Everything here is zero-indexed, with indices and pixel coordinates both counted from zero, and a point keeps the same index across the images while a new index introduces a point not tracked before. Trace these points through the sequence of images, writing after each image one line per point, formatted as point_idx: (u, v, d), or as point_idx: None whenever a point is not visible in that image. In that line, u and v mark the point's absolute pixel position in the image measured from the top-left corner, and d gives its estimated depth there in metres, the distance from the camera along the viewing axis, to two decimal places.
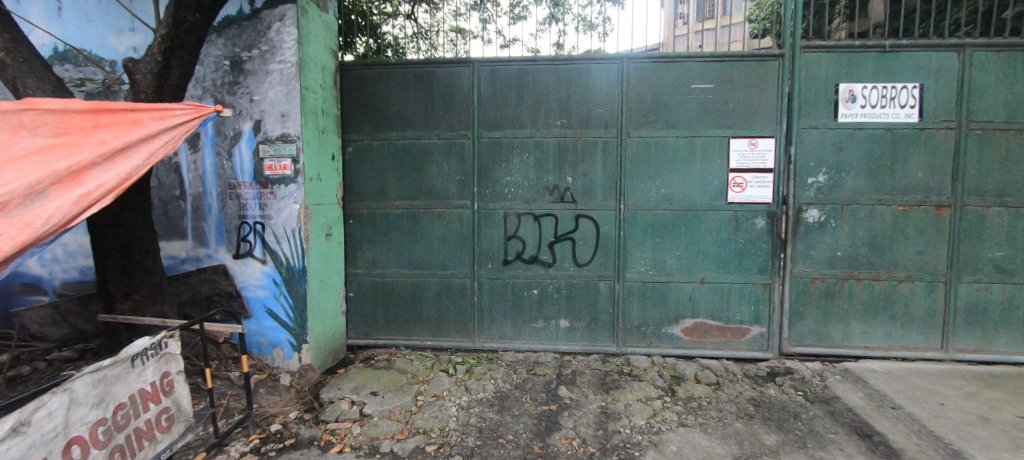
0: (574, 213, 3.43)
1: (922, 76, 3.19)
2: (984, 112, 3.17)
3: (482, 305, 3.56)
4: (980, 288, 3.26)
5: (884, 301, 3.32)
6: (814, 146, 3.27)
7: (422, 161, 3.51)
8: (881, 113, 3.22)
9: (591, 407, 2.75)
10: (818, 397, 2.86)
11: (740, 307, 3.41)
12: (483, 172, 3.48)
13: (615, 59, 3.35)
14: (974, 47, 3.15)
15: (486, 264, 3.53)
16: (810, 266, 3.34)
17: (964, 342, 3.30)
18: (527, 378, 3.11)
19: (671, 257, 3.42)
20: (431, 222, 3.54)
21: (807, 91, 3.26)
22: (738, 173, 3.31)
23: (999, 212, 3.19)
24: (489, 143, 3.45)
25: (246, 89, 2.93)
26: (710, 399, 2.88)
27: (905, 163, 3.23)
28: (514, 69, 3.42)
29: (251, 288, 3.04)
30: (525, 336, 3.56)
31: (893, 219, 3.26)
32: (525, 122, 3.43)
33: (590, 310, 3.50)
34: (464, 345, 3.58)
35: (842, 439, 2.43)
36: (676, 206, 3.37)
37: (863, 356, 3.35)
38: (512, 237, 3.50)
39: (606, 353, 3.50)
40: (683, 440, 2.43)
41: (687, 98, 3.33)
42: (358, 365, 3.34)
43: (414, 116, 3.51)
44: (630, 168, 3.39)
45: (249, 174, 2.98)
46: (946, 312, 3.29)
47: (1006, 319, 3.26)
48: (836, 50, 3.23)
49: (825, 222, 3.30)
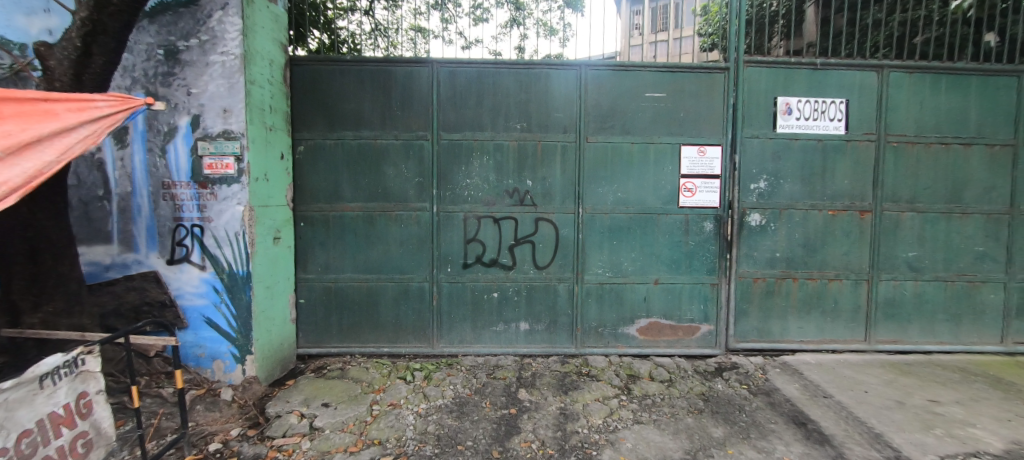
0: (534, 216, 3.46)
1: (848, 93, 3.50)
2: (899, 127, 3.52)
3: (442, 309, 3.50)
4: (896, 284, 3.61)
5: (816, 298, 3.61)
6: (757, 154, 3.49)
7: (379, 162, 3.41)
8: (813, 125, 3.50)
9: (550, 408, 2.78)
10: (760, 389, 3.05)
11: (690, 306, 3.57)
12: (443, 174, 3.43)
13: (574, 66, 3.41)
14: (891, 68, 3.49)
15: (445, 268, 3.48)
16: (752, 266, 3.56)
17: (883, 334, 3.65)
18: (487, 382, 3.09)
19: (627, 259, 3.53)
20: (388, 225, 3.44)
21: (749, 103, 3.48)
22: (688, 178, 3.48)
23: (911, 217, 3.56)
24: (449, 145, 3.41)
25: (182, 81, 2.71)
26: (663, 395, 2.99)
27: (834, 171, 3.53)
28: (474, 71, 3.40)
29: (187, 296, 2.80)
30: (485, 339, 3.53)
31: (824, 223, 3.55)
32: (485, 125, 3.42)
33: (550, 312, 3.54)
34: (423, 350, 3.50)
35: (781, 428, 2.60)
36: (631, 209, 3.49)
37: (798, 349, 3.62)
38: (472, 240, 3.46)
39: (565, 355, 3.54)
40: (638, 437, 2.50)
41: (641, 106, 3.45)
42: (309, 375, 3.17)
43: (371, 116, 3.40)
44: (588, 172, 3.46)
45: (185, 173, 2.75)
46: (869, 307, 3.62)
47: (917, 312, 3.63)
48: (775, 66, 3.48)
49: (766, 225, 3.54)
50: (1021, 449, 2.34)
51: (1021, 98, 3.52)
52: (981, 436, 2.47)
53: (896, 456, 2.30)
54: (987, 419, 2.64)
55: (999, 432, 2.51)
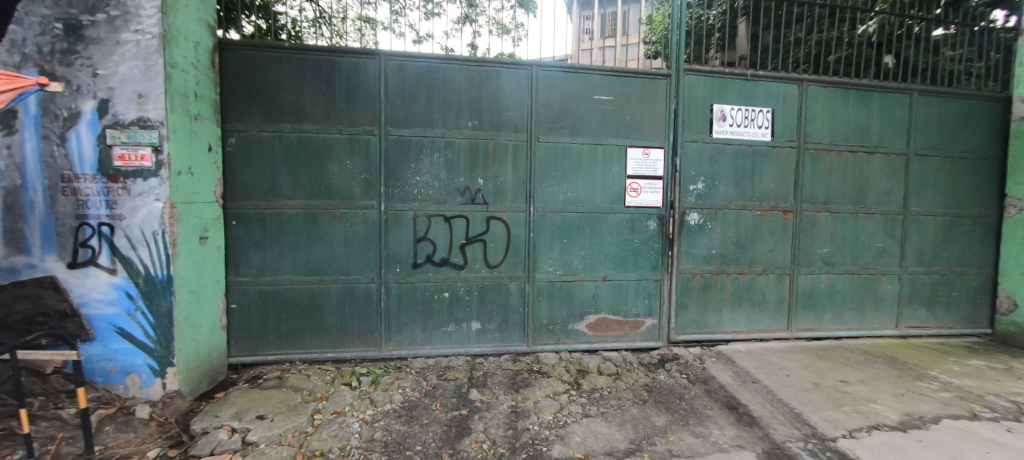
0: (485, 215, 3.44)
1: (773, 103, 3.82)
2: (816, 135, 3.90)
3: (391, 311, 3.38)
4: (814, 278, 4.00)
5: (747, 292, 3.90)
6: (695, 157, 3.71)
7: (322, 157, 3.22)
8: (744, 131, 3.78)
9: (501, 407, 2.78)
10: (698, 378, 3.25)
11: (636, 301, 3.73)
12: (391, 171, 3.31)
13: (526, 66, 3.43)
14: (810, 81, 3.85)
15: (393, 268, 3.36)
16: (691, 263, 3.79)
17: (803, 322, 4.02)
18: (437, 384, 3.02)
19: (576, 257, 3.61)
20: (332, 223, 3.27)
21: (689, 110, 3.69)
22: (634, 179, 3.62)
23: (825, 217, 3.96)
24: (398, 141, 3.30)
25: (87, 61, 2.39)
26: (610, 388, 3.10)
27: (762, 174, 3.84)
28: (424, 65, 3.31)
29: (94, 304, 2.48)
30: (436, 341, 3.46)
31: (753, 222, 3.85)
32: (436, 121, 3.35)
33: (501, 311, 3.54)
34: (370, 354, 3.36)
35: (716, 413, 2.79)
36: (581, 209, 3.57)
37: (731, 339, 3.90)
38: (422, 239, 3.38)
39: (516, 353, 3.56)
40: (586, 430, 2.57)
41: (590, 108, 3.54)
42: (242, 386, 2.94)
43: (312, 108, 3.20)
44: (539, 171, 3.50)
45: (91, 165, 2.44)
46: (791, 299, 3.97)
47: (830, 302, 4.04)
48: (712, 75, 3.72)
49: (703, 224, 3.77)
50: (911, 419, 2.69)
51: (913, 113, 4.02)
52: (880, 410, 2.80)
53: (813, 433, 2.55)
54: (885, 395, 2.99)
55: (894, 405, 2.86)
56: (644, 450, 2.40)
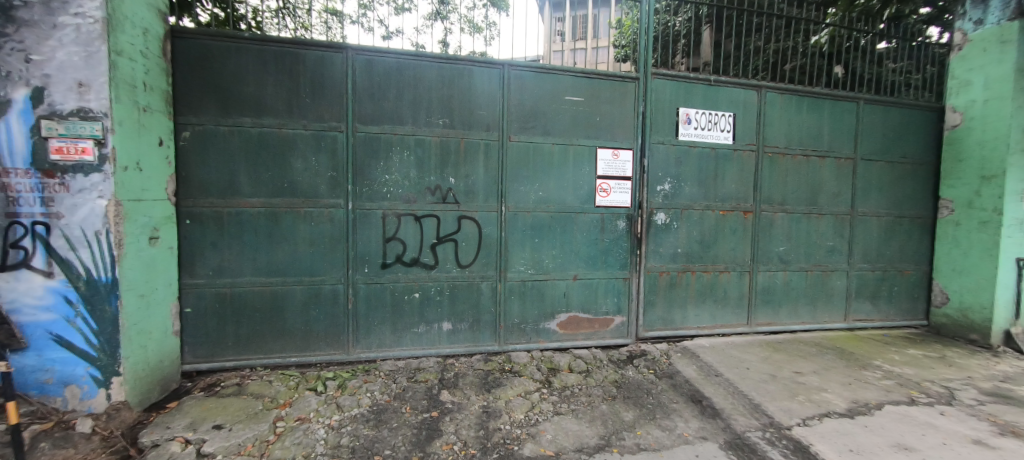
0: (456, 214, 3.41)
1: (735, 107, 3.98)
2: (774, 139, 4.10)
3: (359, 313, 3.29)
4: (771, 275, 4.20)
5: (710, 289, 4.06)
6: (662, 159, 3.82)
7: (285, 154, 3.10)
8: (708, 134, 3.92)
9: (473, 408, 2.76)
10: (664, 373, 3.35)
11: (606, 299, 3.80)
12: (358, 169, 3.22)
13: (498, 64, 3.42)
14: (768, 88, 4.04)
15: (362, 268, 3.27)
16: (658, 261, 3.90)
17: (762, 317, 4.22)
18: (407, 386, 2.96)
19: (548, 256, 3.63)
20: (297, 222, 3.15)
21: (656, 112, 3.79)
22: (604, 179, 3.69)
23: (782, 217, 4.17)
24: (366, 138, 3.21)
25: (18, 44, 2.18)
26: (581, 385, 3.14)
27: (724, 176, 4.00)
28: (393, 61, 3.24)
29: (26, 310, 2.27)
30: (406, 342, 3.39)
31: (717, 221, 4.00)
32: (405, 119, 3.28)
33: (472, 311, 3.52)
34: (337, 357, 3.26)
35: (681, 407, 2.89)
36: (552, 208, 3.60)
37: (695, 335, 4.04)
38: (391, 239, 3.30)
39: (488, 353, 3.55)
40: (557, 427, 2.59)
41: (561, 108, 3.58)
42: (197, 395, 2.78)
43: (274, 102, 3.07)
44: (510, 171, 3.50)
45: (23, 159, 2.24)
46: (751, 295, 4.16)
47: (786, 298, 4.27)
48: (677, 79, 3.83)
49: (669, 224, 3.89)
50: (857, 406, 2.88)
51: (860, 120, 4.30)
52: (831, 398, 2.98)
53: (770, 422, 2.68)
54: (835, 384, 3.19)
55: (842, 394, 3.05)
56: (613, 445, 2.44)
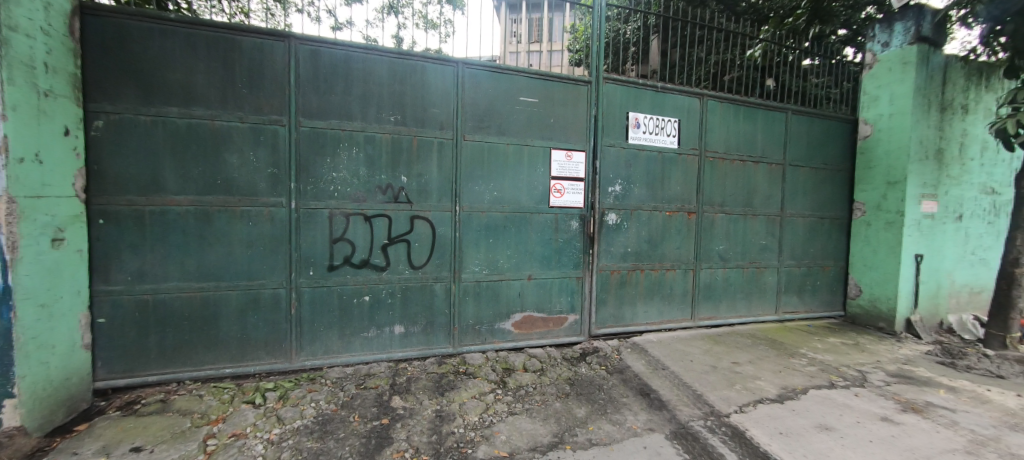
0: (408, 214, 3.31)
1: (680, 114, 4.19)
2: (715, 145, 4.36)
3: (302, 318, 3.11)
4: (712, 272, 4.47)
5: (658, 286, 4.24)
6: (613, 161, 3.95)
7: (217, 148, 2.86)
8: (656, 139, 4.10)
9: (426, 413, 2.69)
10: (615, 368, 3.46)
11: (559, 298, 3.86)
12: (302, 166, 3.04)
13: (452, 62, 3.37)
14: (709, 96, 4.29)
15: (306, 271, 3.09)
16: (610, 260, 4.02)
17: (704, 312, 4.48)
18: (356, 394, 2.84)
19: (502, 256, 3.62)
20: (232, 222, 2.92)
21: (607, 116, 3.91)
22: (558, 180, 3.74)
23: (721, 218, 4.45)
24: (310, 133, 3.04)
25: None
26: (535, 385, 3.16)
27: (670, 178, 4.20)
28: (342, 53, 3.09)
29: None
30: (355, 347, 3.25)
31: (663, 222, 4.20)
32: (354, 114, 3.14)
33: (426, 313, 3.44)
34: (278, 366, 3.06)
35: (630, 400, 3.00)
36: (507, 208, 3.60)
37: (644, 330, 4.21)
38: (339, 239, 3.15)
39: (442, 355, 3.48)
40: (511, 428, 2.59)
41: (515, 109, 3.59)
42: (112, 415, 2.50)
43: (206, 91, 2.82)
44: (465, 170, 3.46)
45: None
46: (694, 291, 4.40)
47: (725, 293, 4.55)
48: (627, 85, 3.97)
49: (620, 224, 4.02)
50: (786, 392, 3.13)
51: (788, 128, 4.68)
52: (763, 386, 3.21)
53: (711, 411, 2.84)
54: (767, 372, 3.45)
55: (774, 381, 3.30)
56: (566, 442, 2.48)
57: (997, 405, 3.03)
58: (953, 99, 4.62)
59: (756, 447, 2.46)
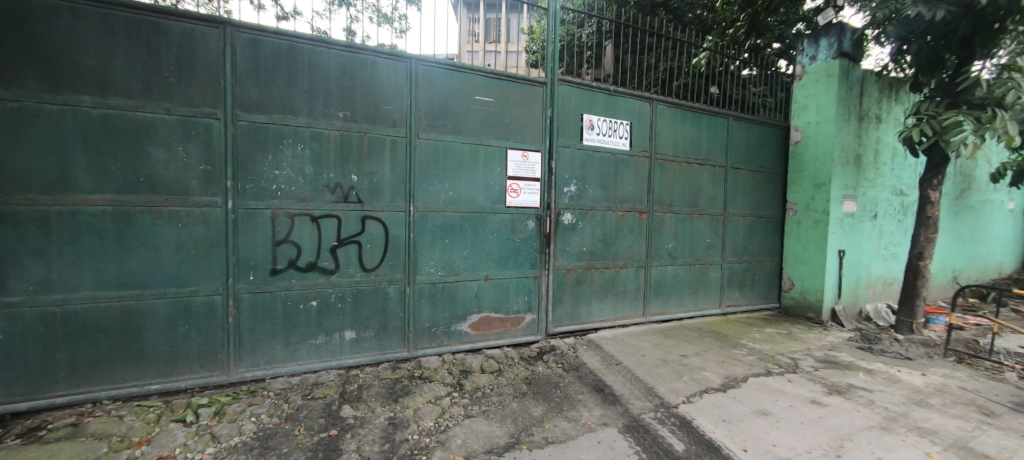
0: (359, 214, 3.18)
1: (631, 116, 4.33)
2: (664, 147, 4.55)
3: (242, 327, 2.90)
4: (662, 269, 4.66)
5: (612, 284, 4.37)
6: (568, 162, 4.01)
7: (140, 142, 2.60)
8: (609, 140, 4.21)
9: (378, 421, 2.59)
10: (571, 366, 3.51)
11: (516, 298, 3.86)
12: (240, 163, 2.83)
13: (405, 58, 3.27)
14: (659, 101, 4.46)
15: (245, 275, 2.88)
16: (566, 259, 4.08)
17: (655, 308, 4.67)
18: (302, 405, 2.68)
19: (458, 257, 3.57)
20: (158, 224, 2.66)
21: (562, 117, 3.96)
22: (514, 180, 3.75)
23: (670, 217, 4.65)
24: (249, 127, 2.83)
25: None
26: (491, 386, 3.14)
27: (622, 179, 4.33)
28: (285, 44, 2.91)
29: None
30: (301, 356, 3.07)
31: (617, 221, 4.32)
32: (299, 109, 2.97)
33: (379, 317, 3.32)
34: (213, 380, 2.83)
35: (586, 397, 3.06)
36: (463, 208, 3.55)
37: (599, 327, 4.31)
38: (282, 241, 2.97)
39: (396, 360, 3.37)
40: (468, 431, 2.55)
41: (471, 108, 3.55)
42: (9, 444, 2.19)
43: (126, 79, 2.56)
44: (419, 170, 3.37)
45: None
46: (646, 288, 4.57)
47: (674, 289, 4.77)
48: (581, 87, 4.04)
49: (576, 223, 4.09)
50: (729, 381, 3.32)
51: (729, 133, 4.98)
52: (708, 376, 3.39)
53: (661, 403, 2.95)
54: (711, 363, 3.64)
55: (718, 371, 3.49)
56: (522, 442, 2.48)
57: (906, 384, 3.39)
58: (869, 109, 5.12)
59: (702, 435, 2.58)
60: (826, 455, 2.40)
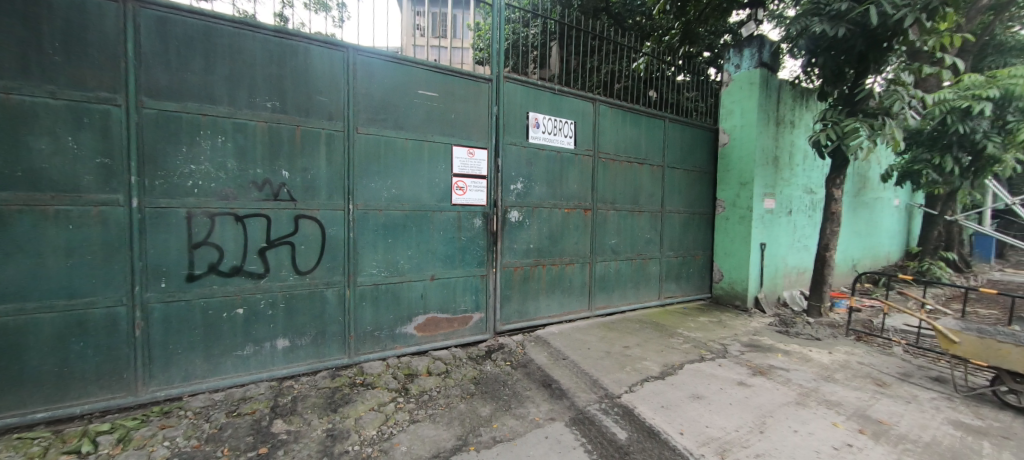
0: (292, 213, 2.96)
1: (576, 116, 4.43)
2: (606, 147, 4.70)
3: (152, 341, 2.58)
4: (606, 264, 4.82)
5: (558, 280, 4.44)
6: (514, 160, 4.01)
7: (16, 130, 2.22)
8: (554, 139, 4.26)
9: (314, 434, 2.43)
10: (519, 363, 3.52)
11: (464, 297, 3.80)
12: (146, 155, 2.51)
13: (342, 47, 3.09)
14: (601, 101, 4.60)
15: (155, 283, 2.57)
16: (513, 257, 4.08)
17: (600, 301, 4.82)
18: (226, 423, 2.45)
19: (403, 257, 3.44)
20: (41, 226, 2.29)
21: (508, 115, 3.96)
22: (460, 177, 3.68)
23: (613, 214, 4.82)
24: (157, 116, 2.52)
25: None
26: (438, 388, 3.06)
27: (568, 177, 4.41)
28: (202, 24, 2.63)
29: None
30: (225, 369, 2.80)
31: (562, 218, 4.40)
32: (219, 97, 2.69)
33: (315, 323, 3.11)
34: (117, 402, 2.50)
35: (533, 393, 3.08)
36: (407, 206, 3.43)
37: (546, 323, 4.37)
38: (201, 244, 2.68)
39: (336, 368, 3.18)
40: (413, 437, 2.46)
41: (414, 102, 3.42)
42: None
43: None
44: (359, 166, 3.20)
45: None
46: (591, 283, 4.71)
47: (617, 283, 4.95)
48: (527, 86, 4.06)
49: (522, 221, 4.11)
50: (667, 368, 3.51)
51: (666, 134, 5.25)
52: (648, 365, 3.56)
53: (605, 394, 3.05)
54: (651, 353, 3.83)
55: (657, 360, 3.67)
56: (470, 443, 2.44)
57: (816, 362, 3.77)
58: (785, 115, 5.64)
59: (643, 422, 2.69)
60: (750, 431, 2.61)
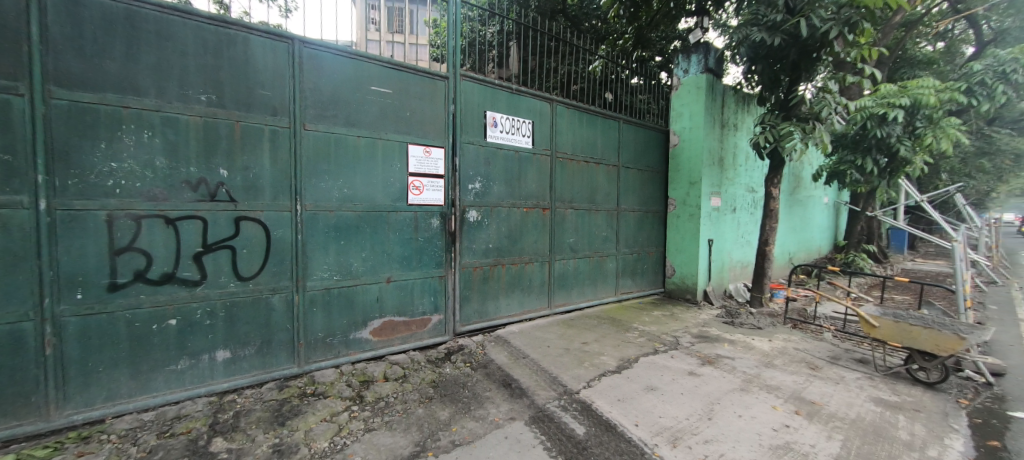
0: (232, 214, 2.75)
1: (533, 115, 4.45)
2: (563, 146, 4.77)
3: (67, 359, 2.31)
4: (565, 262, 4.90)
5: (518, 279, 4.45)
6: (472, 159, 3.97)
7: None
8: (512, 138, 4.27)
9: (259, 450, 2.28)
10: (479, 364, 3.50)
11: (422, 299, 3.72)
12: (57, 152, 2.24)
13: (287, 38, 2.92)
14: (558, 102, 4.66)
15: (70, 294, 2.30)
16: (472, 257, 4.05)
17: (559, 299, 4.89)
18: (157, 445, 2.25)
19: (357, 259, 3.31)
20: None
21: (466, 114, 3.91)
22: (416, 177, 3.60)
23: (571, 213, 4.91)
24: (69, 108, 2.26)
25: None
26: (395, 394, 2.97)
27: (526, 176, 4.43)
28: (123, 8, 2.39)
29: None
30: (157, 386, 2.57)
31: (521, 217, 4.41)
32: (145, 88, 2.46)
33: (260, 331, 2.92)
34: (24, 430, 2.22)
35: (493, 393, 3.07)
36: (360, 206, 3.30)
37: (506, 323, 4.37)
38: (125, 250, 2.44)
39: (284, 378, 3.01)
40: (368, 446, 2.38)
41: (366, 98, 3.30)
42: None
43: None
44: (308, 165, 3.03)
45: None
46: (550, 281, 4.76)
47: (575, 280, 5.04)
48: (484, 85, 4.04)
49: (481, 220, 4.08)
50: (623, 362, 3.61)
51: (620, 134, 5.41)
52: (606, 360, 3.65)
53: (564, 391, 3.08)
54: (608, 348, 3.93)
55: (614, 355, 3.77)
56: (428, 449, 2.39)
57: (758, 350, 4.03)
58: (728, 118, 5.97)
59: (600, 416, 2.75)
60: (700, 419, 2.74)
